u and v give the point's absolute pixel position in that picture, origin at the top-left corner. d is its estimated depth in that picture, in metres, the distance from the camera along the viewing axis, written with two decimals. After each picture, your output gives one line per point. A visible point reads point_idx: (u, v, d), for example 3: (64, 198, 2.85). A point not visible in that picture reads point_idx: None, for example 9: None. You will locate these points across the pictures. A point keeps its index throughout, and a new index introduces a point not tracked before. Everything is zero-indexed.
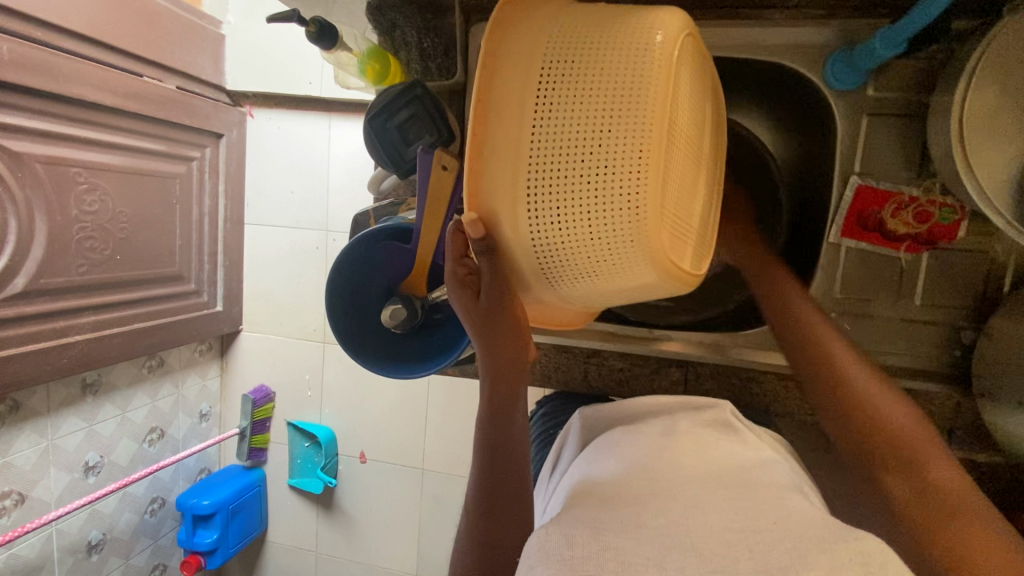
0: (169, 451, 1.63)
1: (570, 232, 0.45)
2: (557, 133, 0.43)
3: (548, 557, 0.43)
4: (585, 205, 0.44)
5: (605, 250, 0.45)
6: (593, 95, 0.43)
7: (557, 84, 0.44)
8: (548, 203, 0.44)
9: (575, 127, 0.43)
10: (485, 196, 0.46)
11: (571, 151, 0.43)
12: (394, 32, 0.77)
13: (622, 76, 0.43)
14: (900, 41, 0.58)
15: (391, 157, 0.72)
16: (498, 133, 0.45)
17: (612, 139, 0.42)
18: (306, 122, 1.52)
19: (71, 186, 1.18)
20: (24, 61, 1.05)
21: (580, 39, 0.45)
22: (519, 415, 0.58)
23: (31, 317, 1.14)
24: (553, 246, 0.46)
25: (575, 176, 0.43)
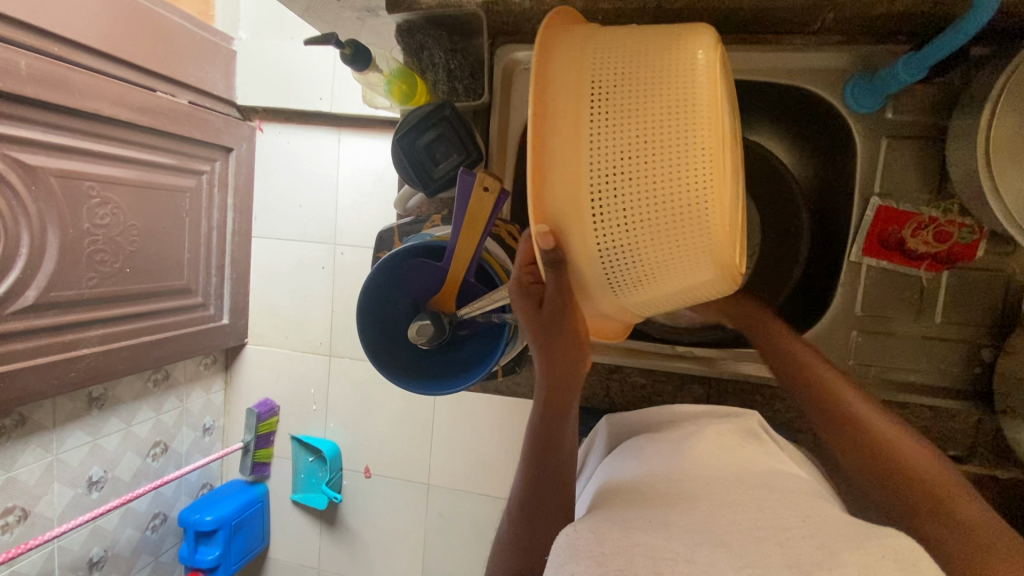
0: (172, 465, 1.61)
1: (637, 235, 0.46)
2: (618, 138, 0.45)
3: (578, 553, 0.44)
4: (653, 206, 0.44)
5: (672, 252, 0.46)
6: (649, 99, 0.44)
7: (611, 94, 0.45)
8: (612, 211, 0.45)
9: (635, 133, 0.44)
10: (551, 209, 0.47)
11: (634, 156, 0.44)
12: (421, 53, 0.80)
13: (674, 84, 0.44)
14: (923, 67, 0.59)
15: (419, 175, 0.73)
16: (557, 147, 0.46)
17: (671, 143, 0.43)
18: (316, 137, 1.54)
19: (83, 200, 1.18)
20: (41, 76, 1.06)
21: (626, 54, 0.46)
22: (569, 429, 0.62)
23: (39, 330, 1.13)
24: (618, 253, 0.47)
25: (638, 183, 0.44)
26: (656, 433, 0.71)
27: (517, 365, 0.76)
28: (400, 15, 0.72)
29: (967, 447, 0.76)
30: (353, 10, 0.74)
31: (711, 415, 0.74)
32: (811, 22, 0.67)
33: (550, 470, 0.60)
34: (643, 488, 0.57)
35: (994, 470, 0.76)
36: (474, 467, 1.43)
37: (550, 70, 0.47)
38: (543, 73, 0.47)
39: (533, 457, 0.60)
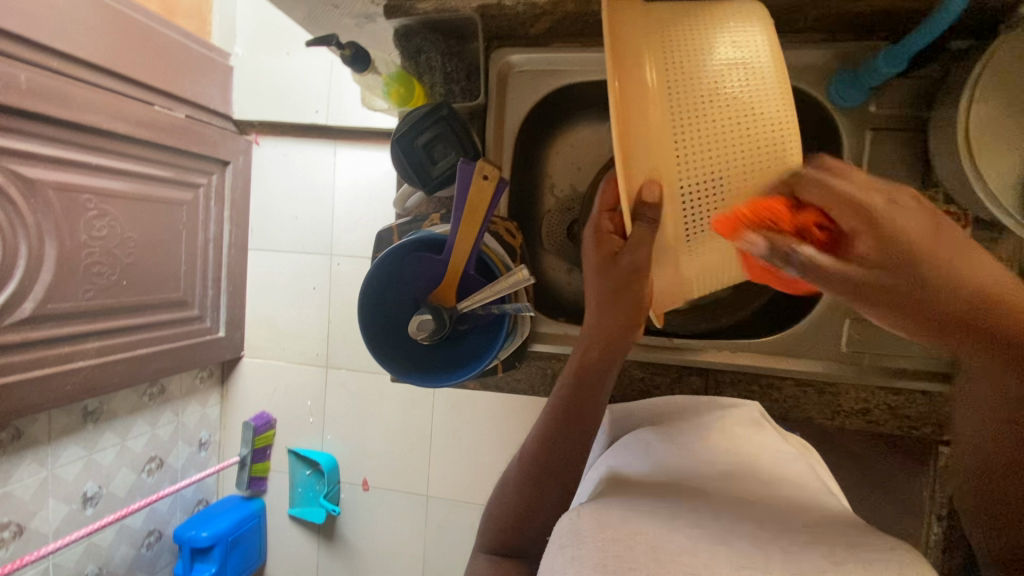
0: (167, 481, 1.58)
1: (714, 188, 0.59)
2: (693, 112, 0.57)
3: (580, 539, 0.45)
4: (724, 164, 0.58)
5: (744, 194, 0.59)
6: (710, 79, 0.58)
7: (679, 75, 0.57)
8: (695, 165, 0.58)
9: (706, 106, 0.57)
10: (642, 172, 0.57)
11: (708, 125, 0.57)
12: (418, 58, 0.81)
13: (727, 65, 0.58)
14: (903, 59, 0.61)
15: (418, 174, 0.75)
16: (648, 112, 0.56)
17: (733, 115, 0.58)
18: (311, 150, 1.55)
19: (81, 212, 1.19)
20: (40, 89, 1.07)
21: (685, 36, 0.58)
22: (590, 411, 0.68)
23: (35, 343, 1.12)
24: (698, 199, 0.59)
25: (715, 141, 0.58)
26: (660, 426, 0.72)
27: (517, 361, 0.77)
28: (398, 20, 0.75)
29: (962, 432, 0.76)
30: (352, 17, 0.76)
31: (711, 404, 0.75)
32: (795, 19, 0.69)
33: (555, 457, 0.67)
34: (646, 483, 0.57)
35: None
36: (472, 476, 1.43)
37: (625, 46, 0.56)
38: (621, 49, 0.56)
39: (559, 412, 0.68)
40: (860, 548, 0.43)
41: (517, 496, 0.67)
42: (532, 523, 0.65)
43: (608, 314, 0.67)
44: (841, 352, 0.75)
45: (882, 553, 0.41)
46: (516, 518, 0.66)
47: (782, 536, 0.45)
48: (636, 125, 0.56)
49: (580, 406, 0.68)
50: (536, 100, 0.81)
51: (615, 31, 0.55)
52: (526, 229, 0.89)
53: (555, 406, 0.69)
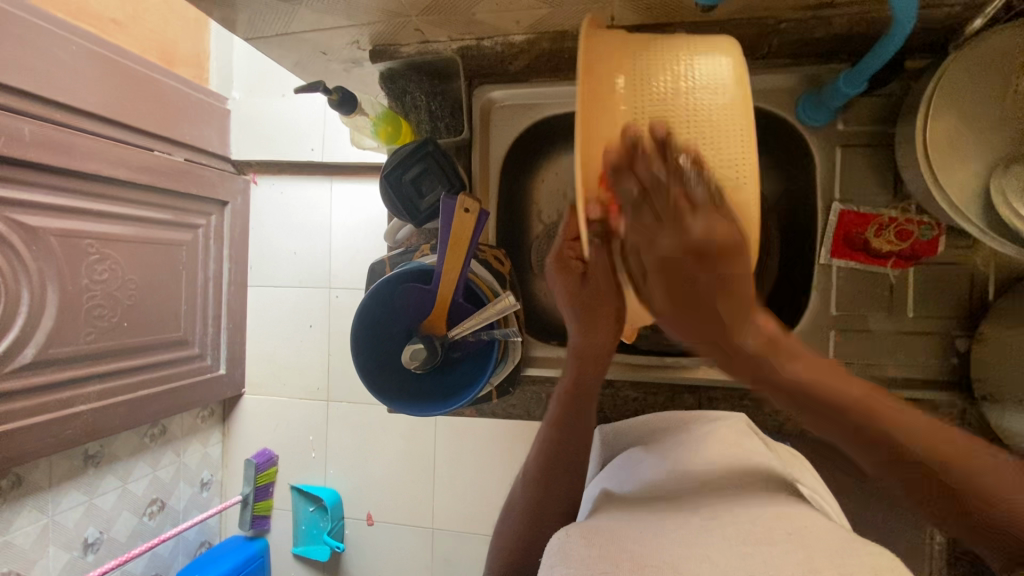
0: (169, 524, 1.57)
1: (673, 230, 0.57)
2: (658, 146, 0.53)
3: (567, 559, 0.47)
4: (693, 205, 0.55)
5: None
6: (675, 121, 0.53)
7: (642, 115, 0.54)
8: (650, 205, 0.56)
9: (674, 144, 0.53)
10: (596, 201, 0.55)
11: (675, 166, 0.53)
12: (405, 97, 0.87)
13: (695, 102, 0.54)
14: (862, 80, 0.64)
15: (406, 208, 0.78)
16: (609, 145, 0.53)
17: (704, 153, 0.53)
18: (308, 186, 1.59)
19: (83, 257, 1.22)
20: (44, 141, 1.11)
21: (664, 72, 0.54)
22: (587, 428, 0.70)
23: (37, 388, 1.14)
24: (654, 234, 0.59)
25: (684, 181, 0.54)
26: (652, 443, 0.73)
27: (511, 386, 0.78)
28: (383, 64, 0.80)
29: None
30: (340, 62, 0.82)
31: (702, 420, 0.75)
32: (758, 48, 0.73)
33: (554, 479, 0.68)
34: (637, 503, 0.58)
35: None
36: (478, 506, 1.41)
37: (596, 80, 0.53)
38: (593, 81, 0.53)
39: (556, 431, 0.70)
40: (840, 555, 0.43)
41: (518, 524, 0.68)
42: (530, 549, 0.66)
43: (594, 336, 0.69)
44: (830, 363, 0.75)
45: (858, 561, 0.42)
46: (517, 543, 0.67)
47: (764, 546, 0.46)
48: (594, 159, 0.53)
49: (572, 425, 0.69)
50: (518, 135, 0.84)
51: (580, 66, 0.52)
52: (515, 255, 0.91)
53: (554, 418, 0.70)
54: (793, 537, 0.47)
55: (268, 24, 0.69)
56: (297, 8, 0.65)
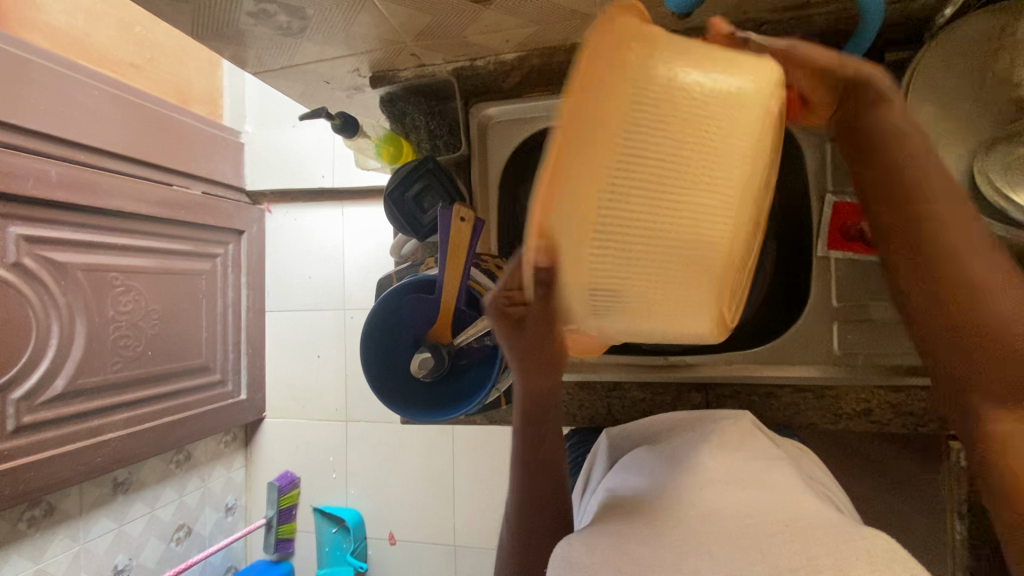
0: (196, 549, 1.59)
1: (638, 296, 0.41)
2: (636, 199, 0.38)
3: (572, 567, 0.48)
4: (660, 269, 0.40)
5: (674, 292, 0.42)
6: (670, 160, 0.38)
7: (638, 145, 0.37)
8: (627, 256, 0.39)
9: (658, 198, 0.38)
10: (558, 225, 0.38)
11: (650, 220, 0.39)
12: (404, 119, 0.91)
13: (710, 136, 0.38)
14: None
15: (410, 224, 0.81)
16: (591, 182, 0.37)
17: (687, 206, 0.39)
18: (321, 212, 1.64)
19: (108, 290, 1.27)
20: (71, 182, 1.18)
21: (719, 84, 0.38)
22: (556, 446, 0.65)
23: (68, 418, 1.19)
24: (615, 296, 0.41)
25: (659, 241, 0.39)
26: (657, 443, 0.73)
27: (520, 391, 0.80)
28: (383, 88, 0.84)
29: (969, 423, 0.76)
30: (343, 89, 0.86)
31: (705, 418, 0.76)
32: None
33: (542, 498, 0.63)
34: (642, 498, 0.58)
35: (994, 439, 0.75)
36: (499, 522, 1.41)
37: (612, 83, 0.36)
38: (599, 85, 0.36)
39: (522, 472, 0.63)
40: (830, 543, 0.45)
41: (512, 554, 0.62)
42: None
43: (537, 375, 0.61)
44: (834, 355, 0.75)
45: (853, 546, 0.44)
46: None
47: (767, 536, 0.47)
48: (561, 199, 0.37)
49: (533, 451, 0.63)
50: (515, 147, 0.86)
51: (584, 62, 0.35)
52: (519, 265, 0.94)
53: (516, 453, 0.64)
54: (790, 527, 0.48)
55: (274, 59, 0.74)
56: (300, 41, 0.69)
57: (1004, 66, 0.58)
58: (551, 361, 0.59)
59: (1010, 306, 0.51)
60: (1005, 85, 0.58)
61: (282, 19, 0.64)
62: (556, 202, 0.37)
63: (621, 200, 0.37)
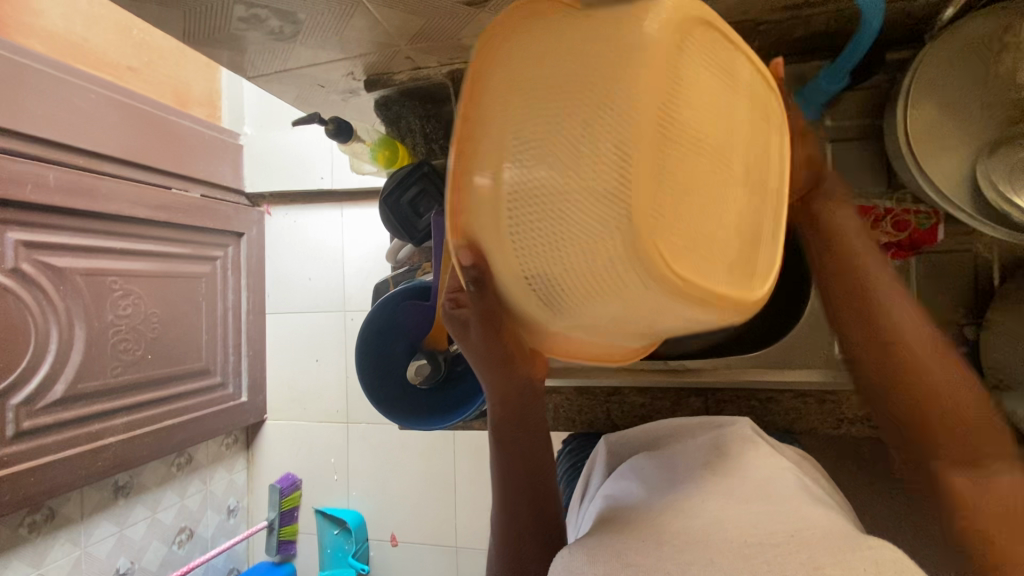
0: (198, 551, 1.59)
1: (565, 274, 0.36)
2: (528, 172, 0.35)
3: None
4: (577, 241, 0.34)
5: (601, 265, 0.34)
6: (555, 123, 0.34)
7: (524, 117, 0.35)
8: (535, 225, 0.35)
9: (552, 163, 0.34)
10: (466, 220, 0.39)
11: (545, 190, 0.34)
12: (400, 122, 0.89)
13: (601, 80, 0.33)
14: (843, 74, 0.65)
15: (405, 228, 0.81)
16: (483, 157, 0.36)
17: (583, 163, 0.33)
18: (321, 214, 1.63)
19: (107, 294, 1.27)
20: (69, 186, 1.17)
21: (609, 28, 0.33)
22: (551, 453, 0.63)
23: (67, 423, 1.18)
24: (546, 281, 0.37)
25: (565, 210, 0.34)
26: (657, 450, 0.72)
27: None
28: (379, 91, 0.84)
29: None
30: (338, 93, 0.86)
31: (704, 424, 0.75)
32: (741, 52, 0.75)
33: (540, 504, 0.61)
34: (642, 508, 0.57)
35: None
36: None
37: (501, 64, 0.37)
38: (488, 68, 0.37)
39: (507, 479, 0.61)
40: (836, 553, 0.43)
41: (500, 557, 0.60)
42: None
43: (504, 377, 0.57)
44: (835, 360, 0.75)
45: (861, 555, 0.42)
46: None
47: (770, 546, 0.46)
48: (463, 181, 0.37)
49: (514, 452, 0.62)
50: None
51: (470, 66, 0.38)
52: None
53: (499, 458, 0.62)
54: (795, 537, 0.47)
55: (268, 63, 0.73)
56: (293, 44, 0.69)
57: (1007, 68, 0.57)
58: (517, 359, 0.55)
59: (945, 384, 0.54)
60: (1008, 86, 0.57)
61: (274, 23, 0.63)
62: (459, 193, 0.38)
63: (514, 165, 0.35)
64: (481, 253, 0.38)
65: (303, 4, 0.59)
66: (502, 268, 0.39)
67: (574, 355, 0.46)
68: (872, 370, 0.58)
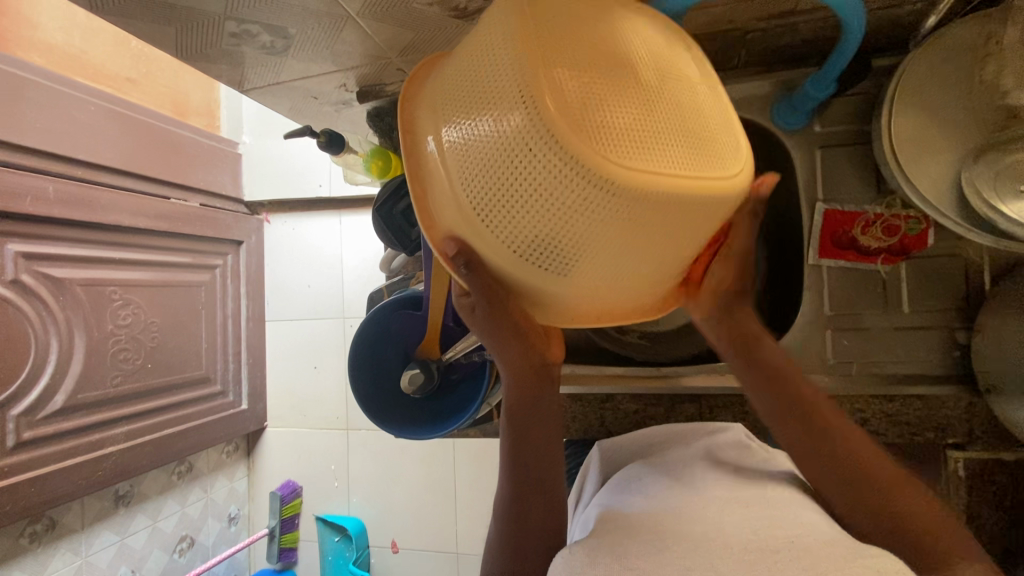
0: (199, 559, 1.60)
1: (529, 222, 0.42)
2: (469, 157, 0.43)
3: None
4: (522, 191, 0.41)
5: (547, 196, 0.40)
6: (469, 112, 0.43)
7: (452, 123, 0.45)
8: (490, 192, 0.42)
9: (480, 140, 0.42)
10: (442, 222, 0.47)
11: (484, 161, 0.42)
12: (392, 133, 0.91)
13: (484, 68, 0.42)
14: (829, 82, 0.66)
15: (399, 238, 0.82)
16: (440, 160, 0.46)
17: (496, 128, 0.40)
18: (320, 221, 1.64)
19: (107, 304, 1.28)
20: (68, 198, 1.18)
21: (482, 37, 0.44)
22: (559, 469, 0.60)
23: (67, 433, 1.19)
24: (518, 239, 0.43)
25: (503, 168, 0.41)
26: (651, 458, 0.72)
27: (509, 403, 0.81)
28: (371, 103, 0.85)
29: (965, 433, 0.74)
30: (331, 104, 0.86)
31: (697, 430, 0.76)
32: (730, 59, 0.75)
33: (544, 511, 0.57)
34: (639, 514, 0.57)
35: (998, 453, 0.74)
36: None
37: (430, 100, 0.49)
38: (427, 102, 0.49)
39: (518, 484, 0.58)
40: (835, 557, 0.42)
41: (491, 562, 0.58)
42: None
43: (510, 351, 0.57)
44: (829, 365, 0.74)
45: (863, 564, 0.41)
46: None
47: (768, 553, 0.45)
48: (434, 186, 0.47)
49: (529, 451, 0.59)
50: None
51: (404, 122, 0.51)
52: None
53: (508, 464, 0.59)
54: (794, 544, 0.46)
55: (261, 76, 0.74)
56: (285, 58, 0.69)
57: (992, 72, 0.57)
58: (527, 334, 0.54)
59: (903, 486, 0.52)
60: (992, 93, 0.57)
61: (265, 38, 0.64)
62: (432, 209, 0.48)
63: (459, 152, 0.44)
64: (463, 241, 0.46)
65: (294, 19, 0.60)
66: (484, 243, 0.45)
67: (585, 314, 0.50)
68: (817, 466, 0.55)
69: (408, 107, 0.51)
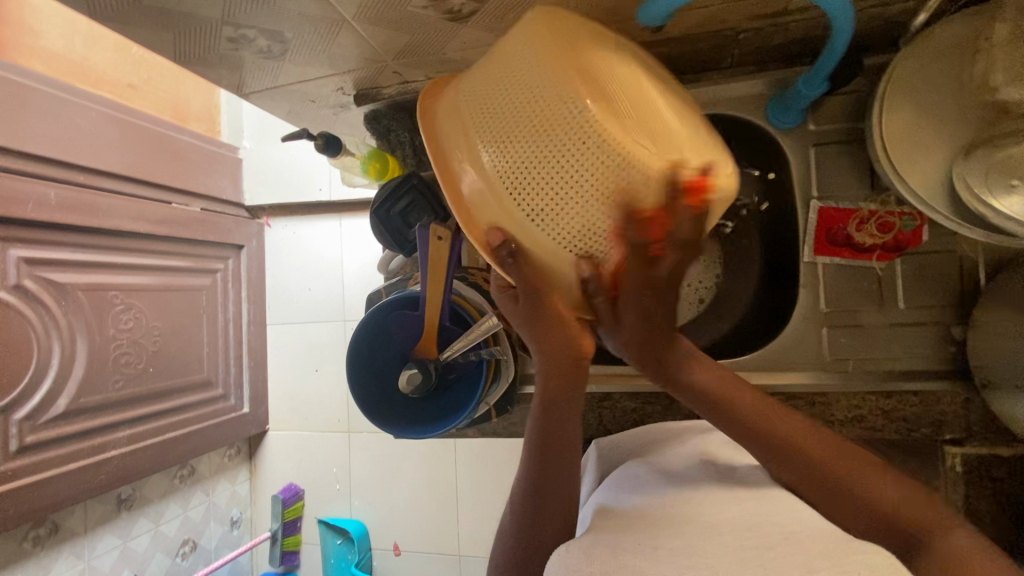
0: (202, 563, 1.60)
1: (569, 212, 0.51)
2: (516, 158, 0.51)
3: None
4: (565, 185, 0.50)
5: (587, 189, 0.49)
6: (508, 121, 0.52)
7: (492, 131, 0.53)
8: (535, 189, 0.51)
9: (525, 144, 0.51)
10: (485, 218, 0.55)
11: (531, 161, 0.50)
12: (389, 135, 0.93)
13: (520, 81, 0.51)
14: (820, 81, 0.66)
15: (396, 240, 0.82)
16: (481, 163, 0.54)
17: (542, 133, 0.50)
18: (320, 225, 1.65)
19: (109, 308, 1.29)
20: (69, 203, 1.19)
21: (508, 58, 0.53)
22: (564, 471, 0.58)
23: (70, 437, 1.20)
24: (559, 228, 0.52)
25: (550, 167, 0.50)
26: (648, 456, 0.72)
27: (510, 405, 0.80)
28: (368, 106, 0.86)
29: (963, 428, 0.74)
30: (329, 108, 0.87)
31: (694, 429, 0.76)
32: (723, 58, 0.75)
33: (543, 510, 0.57)
34: (635, 512, 0.57)
35: (996, 448, 0.74)
36: None
37: (457, 111, 0.56)
38: (456, 115, 0.57)
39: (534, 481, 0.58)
40: (829, 552, 0.42)
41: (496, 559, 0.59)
42: None
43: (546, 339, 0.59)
44: (825, 361, 0.75)
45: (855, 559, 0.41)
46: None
47: (762, 550, 0.45)
48: (475, 187, 0.55)
49: (552, 446, 0.58)
50: None
51: (432, 138, 0.59)
52: None
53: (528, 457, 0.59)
54: (788, 541, 0.46)
55: (259, 80, 0.75)
56: (282, 62, 0.70)
57: None
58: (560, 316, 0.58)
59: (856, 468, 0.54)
60: (982, 89, 0.58)
61: (262, 42, 0.65)
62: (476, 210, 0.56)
63: (503, 154, 0.52)
64: (506, 233, 0.54)
65: (290, 24, 0.61)
66: (528, 236, 0.53)
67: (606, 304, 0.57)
68: (785, 467, 0.57)
69: (433, 124, 0.59)
